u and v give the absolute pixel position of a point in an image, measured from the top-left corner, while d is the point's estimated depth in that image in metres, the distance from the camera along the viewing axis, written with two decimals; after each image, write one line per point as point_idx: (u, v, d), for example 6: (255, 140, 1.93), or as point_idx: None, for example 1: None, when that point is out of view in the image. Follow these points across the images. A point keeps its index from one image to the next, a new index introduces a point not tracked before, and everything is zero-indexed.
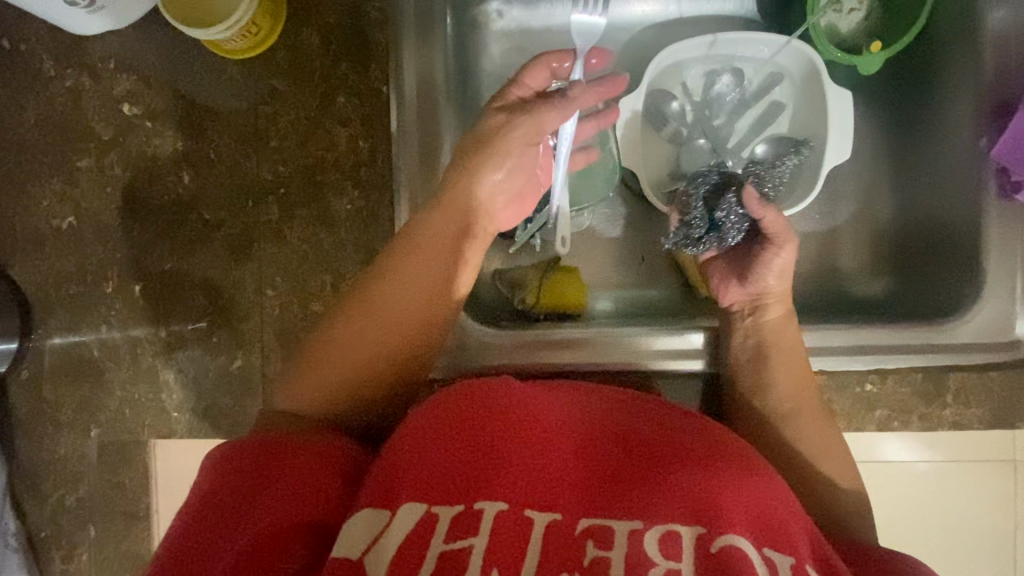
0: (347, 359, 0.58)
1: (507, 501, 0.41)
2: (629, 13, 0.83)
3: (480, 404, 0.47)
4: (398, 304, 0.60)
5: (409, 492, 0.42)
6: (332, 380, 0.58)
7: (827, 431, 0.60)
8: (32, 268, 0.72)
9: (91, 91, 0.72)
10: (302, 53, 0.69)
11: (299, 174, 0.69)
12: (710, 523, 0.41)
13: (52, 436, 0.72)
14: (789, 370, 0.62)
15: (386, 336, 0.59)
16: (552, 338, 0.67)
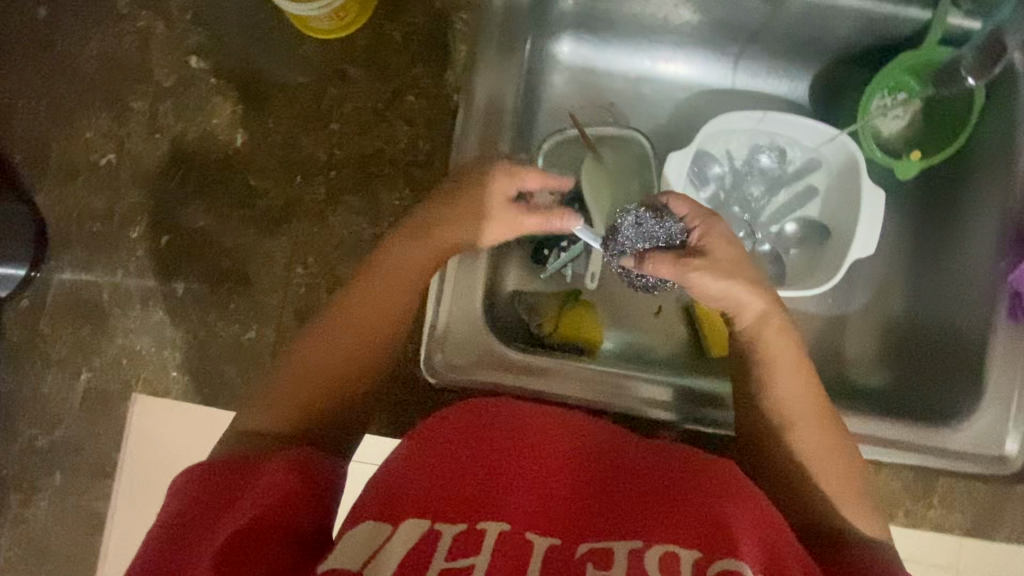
0: (315, 356, 0.56)
1: (508, 523, 0.41)
2: (692, 74, 0.86)
3: (477, 428, 0.47)
4: (375, 292, 0.59)
5: (413, 507, 0.42)
6: (305, 384, 0.55)
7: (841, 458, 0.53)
8: (59, 198, 0.71)
9: (161, 36, 0.71)
10: (380, 46, 0.70)
11: (353, 160, 0.69)
12: (707, 547, 0.40)
13: (39, 372, 0.69)
14: (790, 378, 0.56)
15: (352, 323, 0.58)
16: (557, 369, 0.69)
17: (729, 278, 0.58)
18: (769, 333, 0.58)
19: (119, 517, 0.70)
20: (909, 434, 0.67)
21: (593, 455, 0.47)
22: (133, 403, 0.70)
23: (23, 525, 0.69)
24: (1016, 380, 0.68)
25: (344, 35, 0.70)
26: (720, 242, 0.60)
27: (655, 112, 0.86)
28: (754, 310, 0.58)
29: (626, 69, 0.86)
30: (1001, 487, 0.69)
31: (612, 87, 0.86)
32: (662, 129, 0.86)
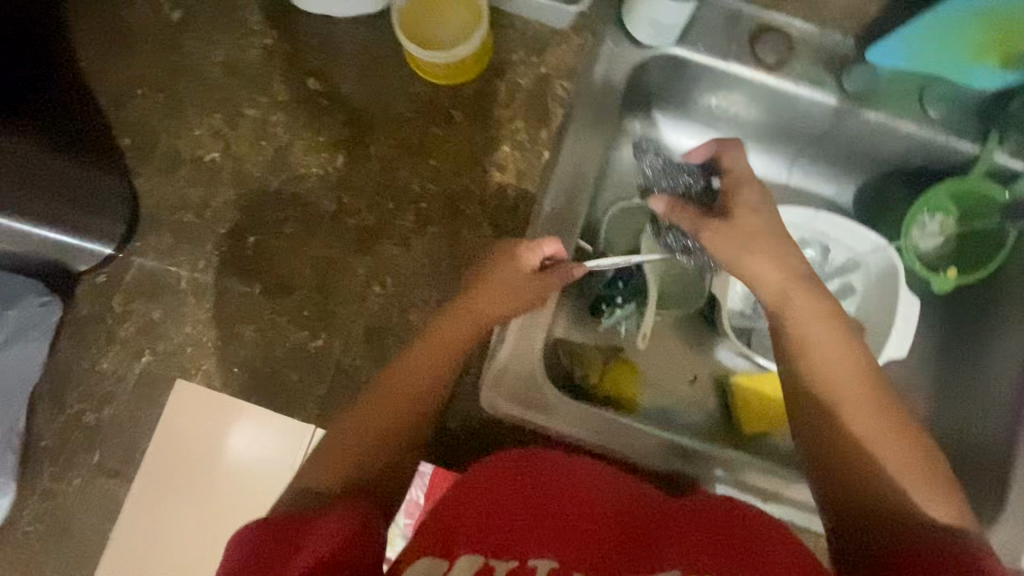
0: (392, 397, 0.55)
1: (558, 560, 0.42)
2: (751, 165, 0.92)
3: (514, 473, 0.49)
4: (451, 329, 0.59)
5: (469, 542, 0.43)
6: (376, 425, 0.53)
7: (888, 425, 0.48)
8: (158, 185, 0.74)
9: (285, 55, 0.76)
10: (485, 97, 0.75)
11: (445, 196, 0.74)
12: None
13: (101, 348, 0.70)
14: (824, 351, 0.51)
15: (424, 359, 0.57)
16: (605, 421, 0.70)
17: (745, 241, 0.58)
18: (799, 303, 0.54)
19: (135, 510, 0.69)
20: None
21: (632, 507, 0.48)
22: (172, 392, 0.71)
23: (49, 501, 0.68)
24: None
25: (452, 83, 0.75)
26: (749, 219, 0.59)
27: None
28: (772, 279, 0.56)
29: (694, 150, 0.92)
30: None
31: None
32: None
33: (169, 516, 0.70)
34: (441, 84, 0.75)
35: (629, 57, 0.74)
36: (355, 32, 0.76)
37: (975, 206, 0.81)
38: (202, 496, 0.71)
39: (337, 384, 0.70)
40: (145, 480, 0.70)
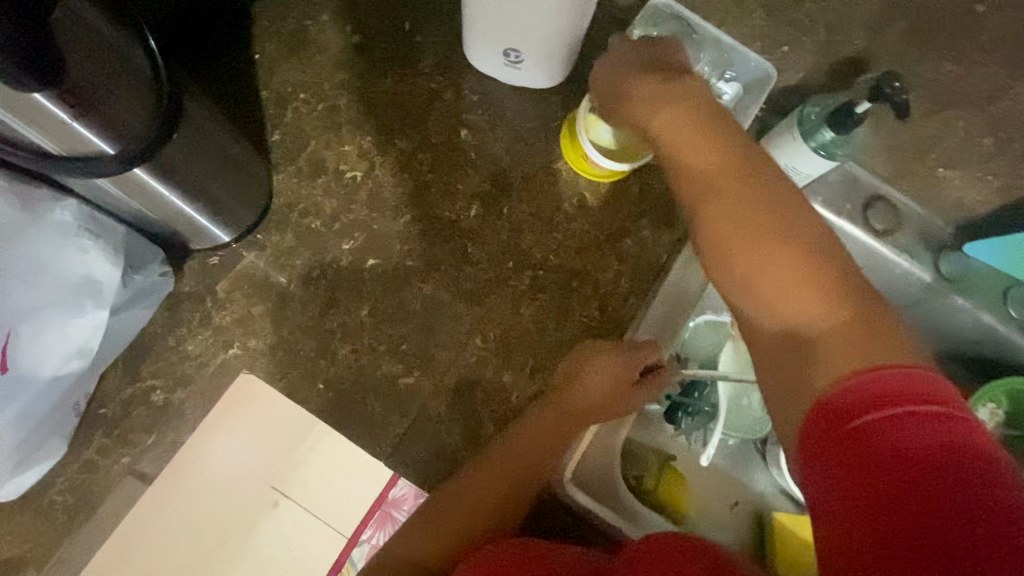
0: (467, 496, 0.63)
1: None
2: None
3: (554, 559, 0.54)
4: (528, 438, 0.66)
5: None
6: (456, 517, 0.61)
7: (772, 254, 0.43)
8: (294, 188, 0.75)
9: (447, 101, 0.80)
10: (621, 190, 0.79)
11: (562, 269, 0.76)
12: None
13: (192, 329, 0.69)
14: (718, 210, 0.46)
15: (507, 457, 0.65)
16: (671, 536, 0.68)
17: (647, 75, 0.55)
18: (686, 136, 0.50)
19: (139, 518, 0.65)
20: None
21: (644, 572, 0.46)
22: (232, 388, 0.69)
23: (89, 473, 0.65)
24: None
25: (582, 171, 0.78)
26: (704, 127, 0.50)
27: None
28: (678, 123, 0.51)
29: None
30: None
31: None
32: None
33: (153, 540, 0.65)
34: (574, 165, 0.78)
35: None
36: (518, 99, 0.80)
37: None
38: (183, 510, 0.66)
39: (417, 425, 0.69)
40: (137, 500, 0.66)
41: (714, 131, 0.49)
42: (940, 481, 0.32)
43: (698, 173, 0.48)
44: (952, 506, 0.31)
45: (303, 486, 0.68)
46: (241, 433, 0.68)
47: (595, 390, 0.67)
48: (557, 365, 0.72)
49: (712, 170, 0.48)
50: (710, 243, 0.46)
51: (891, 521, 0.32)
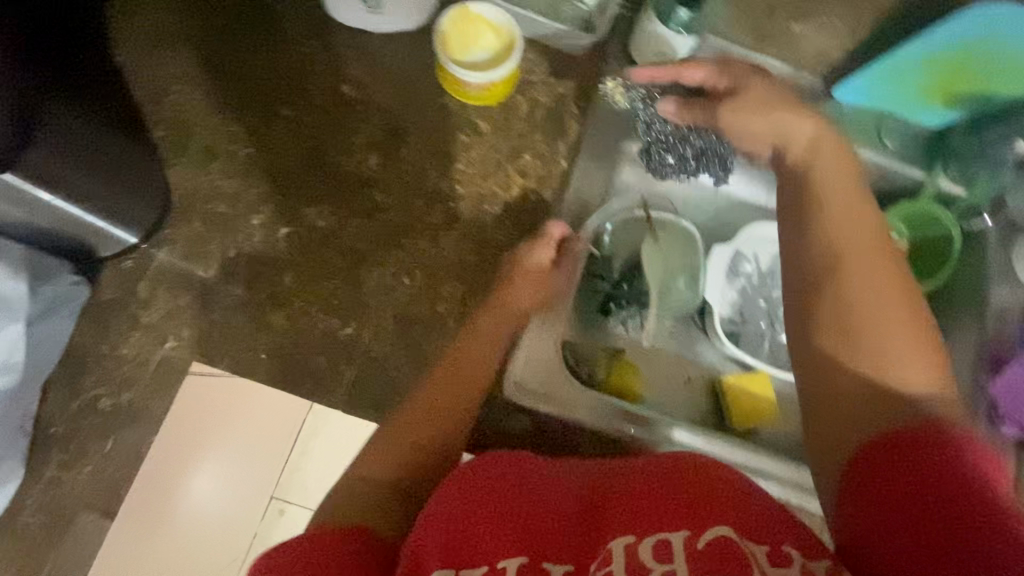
0: (420, 414, 0.64)
1: (527, 555, 0.44)
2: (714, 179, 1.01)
3: (533, 470, 0.54)
4: (469, 350, 0.69)
5: (436, 562, 0.44)
6: (411, 437, 0.62)
7: (899, 280, 0.51)
8: (191, 178, 0.76)
9: (324, 63, 0.81)
10: (510, 112, 0.83)
11: (470, 196, 0.79)
12: (695, 527, 0.43)
13: (123, 333, 0.70)
14: (847, 217, 0.54)
15: (454, 372, 0.67)
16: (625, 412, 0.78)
17: (767, 106, 0.65)
18: (827, 150, 0.60)
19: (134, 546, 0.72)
20: None
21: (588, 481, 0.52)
22: (177, 379, 0.70)
23: (55, 489, 0.66)
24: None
25: (465, 98, 0.80)
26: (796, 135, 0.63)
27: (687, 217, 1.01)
28: (806, 134, 0.61)
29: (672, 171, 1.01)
30: None
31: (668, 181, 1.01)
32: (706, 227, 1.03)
33: (172, 524, 0.75)
34: (460, 95, 0.80)
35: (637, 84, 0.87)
36: (391, 46, 0.82)
37: (940, 256, 0.83)
38: (183, 529, 0.76)
39: (365, 368, 0.72)
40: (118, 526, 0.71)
41: (855, 159, 0.59)
42: (954, 508, 0.38)
43: (819, 176, 0.58)
44: (955, 534, 0.37)
45: (293, 484, 0.79)
46: (245, 427, 0.77)
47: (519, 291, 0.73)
48: (485, 285, 0.76)
49: (846, 190, 0.56)
50: (845, 259, 0.52)
51: (905, 539, 0.39)
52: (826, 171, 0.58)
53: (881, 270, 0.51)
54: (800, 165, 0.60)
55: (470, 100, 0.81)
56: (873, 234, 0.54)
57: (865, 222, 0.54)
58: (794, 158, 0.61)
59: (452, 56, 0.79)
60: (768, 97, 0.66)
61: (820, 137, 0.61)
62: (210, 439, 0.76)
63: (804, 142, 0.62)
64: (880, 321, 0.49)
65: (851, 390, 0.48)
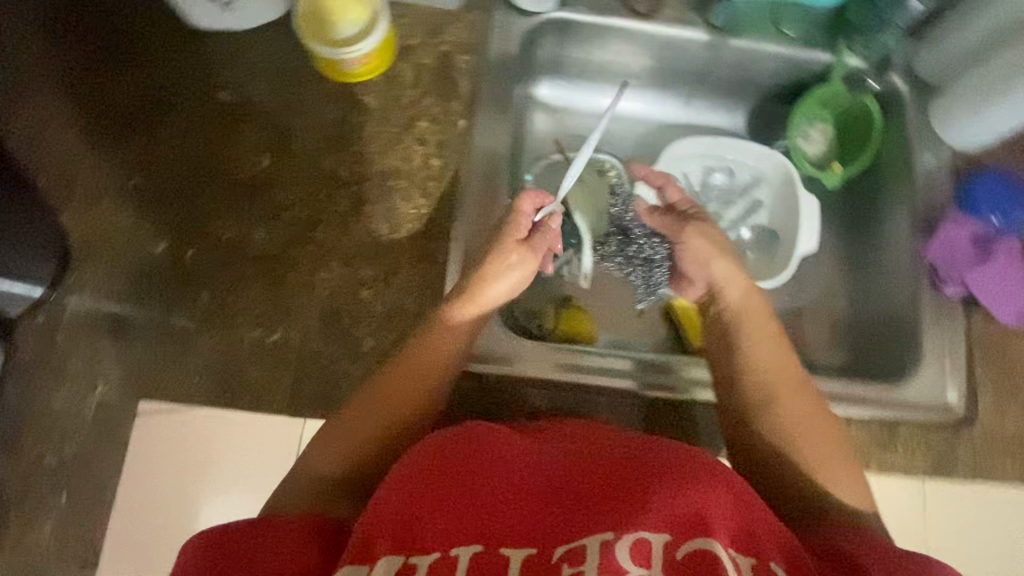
0: (368, 415, 0.62)
1: (483, 544, 0.47)
2: (632, 108, 1.03)
3: (506, 441, 0.55)
4: (420, 360, 0.64)
5: (384, 548, 0.48)
6: (359, 432, 0.61)
7: (806, 403, 0.66)
8: (86, 220, 0.74)
9: (194, 73, 0.78)
10: (396, 82, 0.80)
11: (372, 175, 0.77)
12: (677, 532, 0.47)
13: (53, 387, 0.69)
14: (766, 350, 0.69)
15: (399, 381, 0.64)
16: (572, 358, 0.80)
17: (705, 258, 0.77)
18: (744, 291, 0.74)
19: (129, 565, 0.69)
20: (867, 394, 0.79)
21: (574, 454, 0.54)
22: (118, 421, 0.70)
23: (21, 551, 0.67)
24: (946, 329, 0.81)
25: (343, 79, 0.79)
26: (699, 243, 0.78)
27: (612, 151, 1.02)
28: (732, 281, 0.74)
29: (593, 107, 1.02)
30: (950, 437, 0.78)
31: (587, 122, 1.01)
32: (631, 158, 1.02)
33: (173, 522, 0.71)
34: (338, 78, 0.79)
35: (521, 26, 0.85)
36: (260, 40, 0.79)
37: (863, 139, 0.94)
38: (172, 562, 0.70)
39: (302, 370, 0.71)
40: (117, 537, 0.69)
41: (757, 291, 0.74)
42: None
43: (749, 318, 0.71)
44: None
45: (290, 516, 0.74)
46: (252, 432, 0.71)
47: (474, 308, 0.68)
48: (405, 261, 0.75)
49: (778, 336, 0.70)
50: (762, 378, 0.67)
51: None
52: (753, 322, 0.71)
53: (800, 400, 0.66)
54: (718, 294, 0.75)
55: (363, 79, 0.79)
56: (776, 373, 0.67)
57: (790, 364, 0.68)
58: (729, 302, 0.74)
59: (323, 35, 0.76)
60: (711, 242, 0.78)
61: (747, 290, 0.74)
62: (215, 445, 0.71)
63: (736, 289, 0.74)
64: (811, 441, 0.63)
65: (780, 490, 0.64)
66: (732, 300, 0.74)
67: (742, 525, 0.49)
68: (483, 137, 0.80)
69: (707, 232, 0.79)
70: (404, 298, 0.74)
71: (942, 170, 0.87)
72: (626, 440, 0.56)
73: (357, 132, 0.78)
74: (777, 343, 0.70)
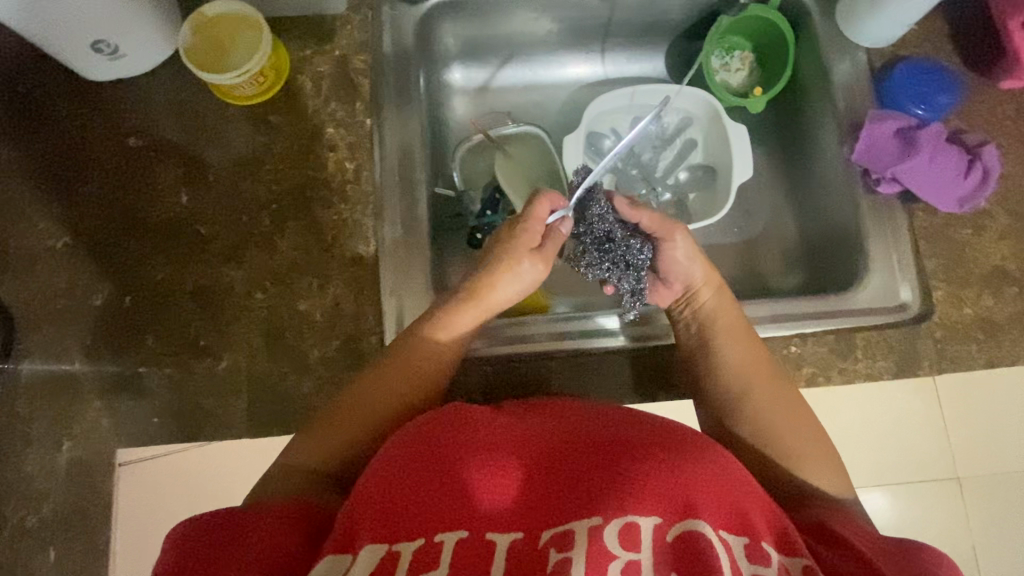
0: (349, 419, 0.63)
1: (469, 531, 0.47)
2: (548, 75, 1.02)
3: (493, 427, 0.55)
4: (421, 360, 0.68)
5: (368, 537, 0.48)
6: (338, 440, 0.63)
7: (786, 396, 0.67)
8: (21, 287, 0.75)
9: (101, 127, 0.79)
10: (297, 95, 0.81)
11: (289, 191, 0.78)
12: (666, 516, 0.47)
13: (21, 453, 0.72)
14: (738, 349, 0.70)
15: (389, 381, 0.66)
16: (528, 331, 0.82)
17: (691, 256, 0.73)
18: (717, 297, 0.74)
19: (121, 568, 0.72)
20: (821, 308, 0.78)
21: (564, 436, 0.54)
22: (90, 474, 0.72)
23: None
24: (886, 229, 0.81)
25: (242, 102, 0.80)
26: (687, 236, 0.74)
27: (537, 120, 1.01)
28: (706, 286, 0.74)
29: (513, 81, 1.01)
30: (911, 335, 0.77)
31: (508, 97, 1.01)
32: (558, 124, 1.02)
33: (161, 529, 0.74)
34: (237, 102, 0.80)
35: (410, 16, 0.85)
36: (159, 82, 0.81)
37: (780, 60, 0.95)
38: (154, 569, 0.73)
39: (255, 392, 0.73)
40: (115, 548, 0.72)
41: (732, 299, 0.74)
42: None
43: (722, 319, 0.72)
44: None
45: None
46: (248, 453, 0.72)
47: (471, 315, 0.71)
48: (333, 266, 0.76)
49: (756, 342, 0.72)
50: (741, 377, 0.68)
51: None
52: (725, 321, 0.72)
53: (784, 398, 0.67)
54: (695, 295, 0.75)
55: (281, 86, 0.81)
56: (752, 372, 0.68)
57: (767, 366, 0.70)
58: (705, 308, 0.73)
59: (219, 63, 0.78)
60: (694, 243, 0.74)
61: (721, 293, 0.74)
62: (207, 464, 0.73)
63: (711, 291, 0.74)
64: (798, 434, 0.64)
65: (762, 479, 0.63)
66: (708, 302, 0.73)
67: (730, 505, 0.50)
68: (392, 134, 0.81)
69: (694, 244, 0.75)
70: (356, 305, 0.75)
71: (859, 72, 0.86)
72: (615, 418, 0.56)
73: (270, 152, 0.79)
74: (753, 347, 0.70)
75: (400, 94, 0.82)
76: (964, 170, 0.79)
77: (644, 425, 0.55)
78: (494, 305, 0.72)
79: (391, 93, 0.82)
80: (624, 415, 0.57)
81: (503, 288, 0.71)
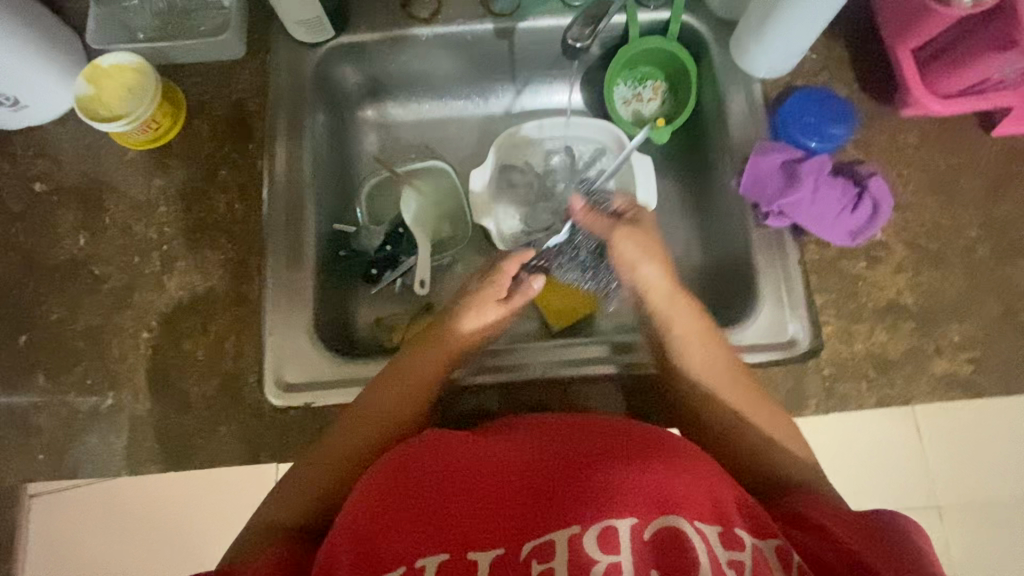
0: (339, 461, 0.66)
1: (447, 553, 0.47)
2: (459, 107, 1.03)
3: (462, 450, 0.55)
4: (393, 401, 0.68)
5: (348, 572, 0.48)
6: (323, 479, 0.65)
7: (755, 397, 0.67)
8: None
9: (8, 174, 0.83)
10: (194, 138, 0.84)
11: (181, 231, 0.81)
12: (642, 514, 0.47)
13: None
14: (704, 350, 0.70)
15: (365, 424, 0.67)
16: (500, 363, 0.79)
17: (642, 252, 0.77)
18: (663, 299, 0.73)
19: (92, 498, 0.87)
20: None
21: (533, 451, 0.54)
22: None
23: None
24: (775, 262, 0.79)
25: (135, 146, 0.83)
26: (637, 235, 0.78)
27: (448, 153, 1.02)
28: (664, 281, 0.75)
29: (430, 113, 1.02)
30: (797, 372, 0.75)
31: (423, 130, 1.02)
32: (471, 156, 1.02)
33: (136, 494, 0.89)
34: (131, 146, 0.83)
35: (306, 58, 0.88)
36: (66, 130, 0.84)
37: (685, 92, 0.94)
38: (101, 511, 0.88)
39: (137, 430, 0.75)
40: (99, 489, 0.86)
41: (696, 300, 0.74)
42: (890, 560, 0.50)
43: (684, 322, 0.72)
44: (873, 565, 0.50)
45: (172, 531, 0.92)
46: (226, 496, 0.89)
47: (449, 348, 0.73)
48: (218, 305, 0.78)
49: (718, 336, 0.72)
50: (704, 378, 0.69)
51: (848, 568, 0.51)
52: (682, 322, 0.71)
53: (751, 398, 0.67)
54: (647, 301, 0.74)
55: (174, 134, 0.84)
56: (714, 369, 0.69)
57: (737, 371, 0.69)
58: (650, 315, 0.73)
59: (113, 108, 0.81)
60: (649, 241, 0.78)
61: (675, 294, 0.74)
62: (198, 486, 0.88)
63: (662, 291, 0.74)
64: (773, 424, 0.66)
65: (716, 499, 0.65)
66: (663, 304, 0.73)
67: (706, 500, 0.50)
68: (281, 175, 0.83)
69: (638, 245, 0.77)
70: (267, 338, 0.77)
71: (752, 102, 0.85)
72: (578, 429, 0.57)
73: (164, 195, 0.82)
74: (715, 346, 0.70)
75: (293, 135, 0.84)
76: (853, 203, 0.77)
77: (608, 432, 0.55)
78: (466, 326, 0.75)
79: (284, 133, 0.84)
80: (589, 423, 0.58)
81: (465, 324, 0.75)
